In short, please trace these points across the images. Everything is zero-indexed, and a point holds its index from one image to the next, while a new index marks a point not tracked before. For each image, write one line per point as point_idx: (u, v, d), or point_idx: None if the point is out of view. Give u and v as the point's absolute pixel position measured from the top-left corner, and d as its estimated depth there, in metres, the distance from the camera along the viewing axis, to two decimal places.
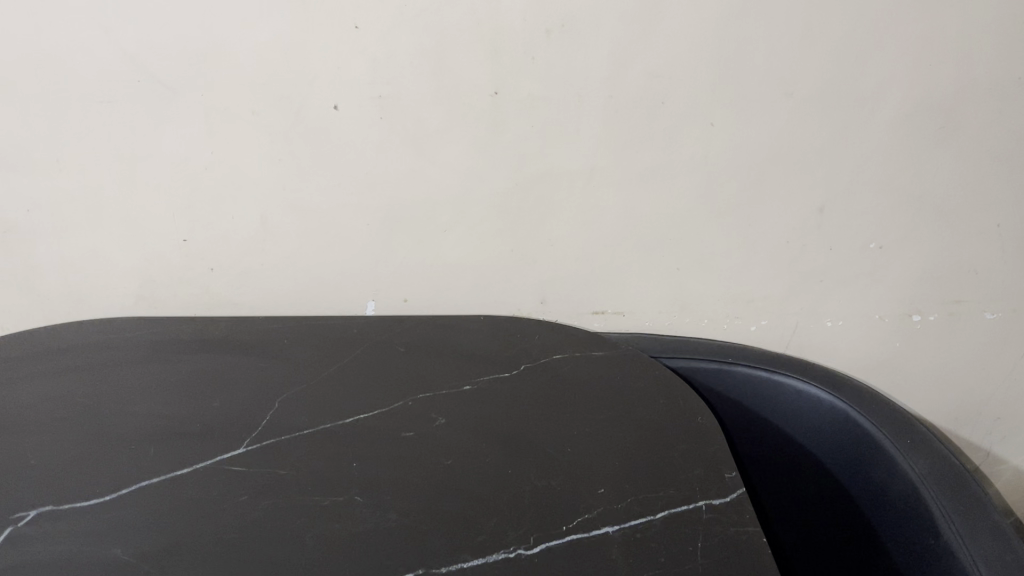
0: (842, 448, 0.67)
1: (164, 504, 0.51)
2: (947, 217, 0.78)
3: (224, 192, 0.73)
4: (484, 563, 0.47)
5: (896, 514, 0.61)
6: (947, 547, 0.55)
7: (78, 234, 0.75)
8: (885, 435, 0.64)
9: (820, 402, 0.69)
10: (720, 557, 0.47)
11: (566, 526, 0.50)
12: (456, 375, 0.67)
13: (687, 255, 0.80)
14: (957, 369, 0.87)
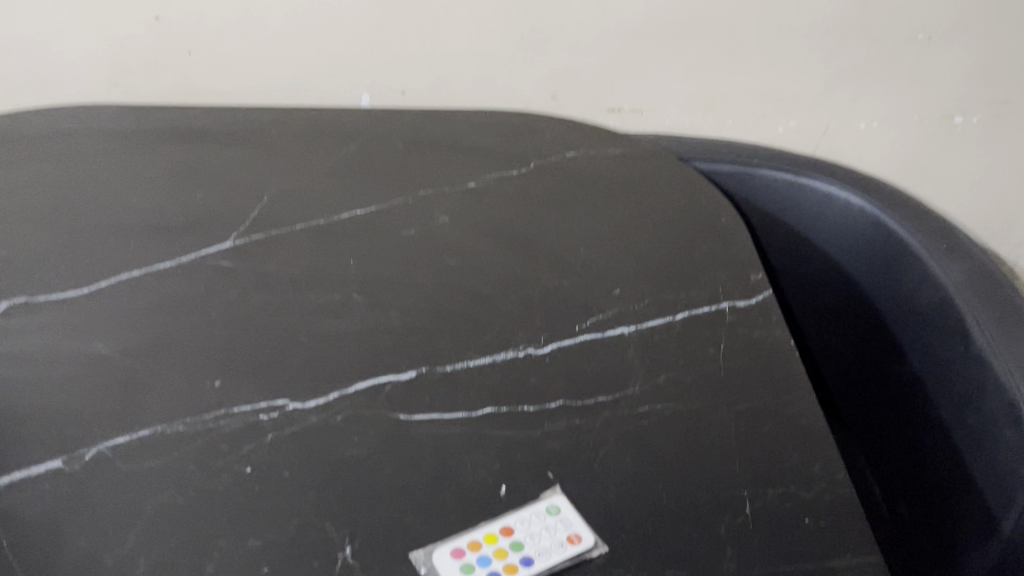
0: (869, 257, 0.63)
1: (145, 299, 0.48)
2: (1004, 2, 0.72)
3: None
4: (490, 363, 0.44)
5: (920, 319, 0.58)
6: (977, 354, 0.52)
7: (37, 9, 0.67)
8: (920, 240, 0.59)
9: (850, 207, 0.64)
10: (743, 359, 0.44)
11: (579, 327, 0.46)
12: (461, 170, 0.62)
13: (717, 43, 0.73)
14: (994, 178, 0.82)
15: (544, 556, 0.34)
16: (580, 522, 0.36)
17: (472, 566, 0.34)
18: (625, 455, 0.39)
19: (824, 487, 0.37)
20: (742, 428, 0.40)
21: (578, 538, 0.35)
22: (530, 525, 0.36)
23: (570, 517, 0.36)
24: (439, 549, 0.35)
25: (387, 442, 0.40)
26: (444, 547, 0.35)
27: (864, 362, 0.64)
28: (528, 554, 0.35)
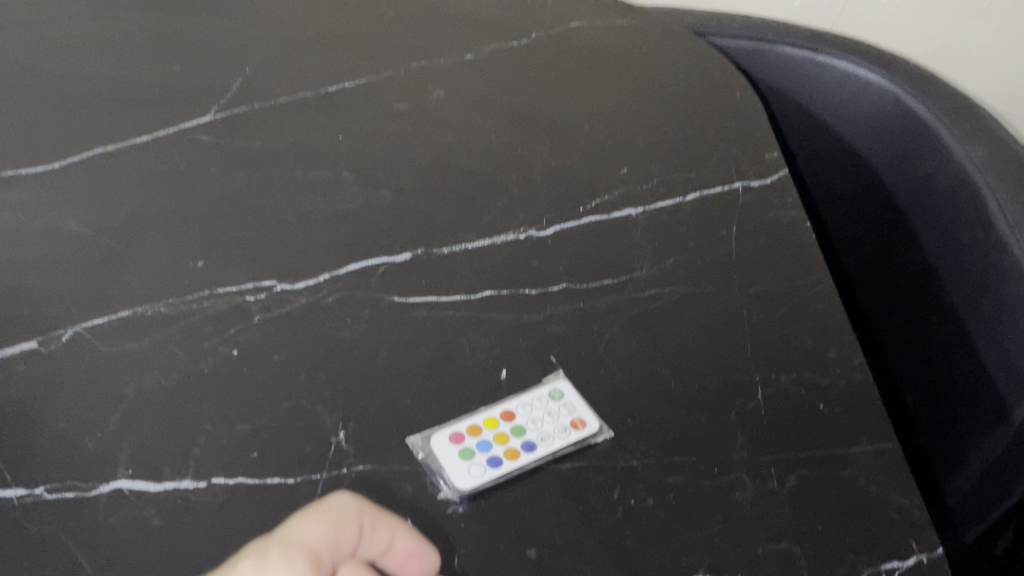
0: (887, 140, 0.58)
1: (120, 175, 0.45)
2: None
3: None
4: (490, 245, 0.41)
5: (936, 203, 0.54)
6: (999, 238, 0.48)
7: None
8: (942, 119, 0.54)
9: (869, 86, 0.59)
10: (757, 243, 0.42)
11: (584, 208, 0.43)
12: (458, 39, 0.57)
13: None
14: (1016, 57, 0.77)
15: (546, 440, 0.33)
16: (584, 406, 0.34)
17: (469, 450, 0.32)
18: (632, 340, 0.37)
19: (839, 375, 0.36)
20: (755, 314, 0.38)
21: (582, 423, 0.33)
22: (531, 409, 0.34)
23: (574, 400, 0.34)
24: (435, 433, 0.33)
25: (380, 326, 0.38)
26: (440, 431, 0.33)
27: (875, 252, 0.61)
28: (529, 439, 0.33)
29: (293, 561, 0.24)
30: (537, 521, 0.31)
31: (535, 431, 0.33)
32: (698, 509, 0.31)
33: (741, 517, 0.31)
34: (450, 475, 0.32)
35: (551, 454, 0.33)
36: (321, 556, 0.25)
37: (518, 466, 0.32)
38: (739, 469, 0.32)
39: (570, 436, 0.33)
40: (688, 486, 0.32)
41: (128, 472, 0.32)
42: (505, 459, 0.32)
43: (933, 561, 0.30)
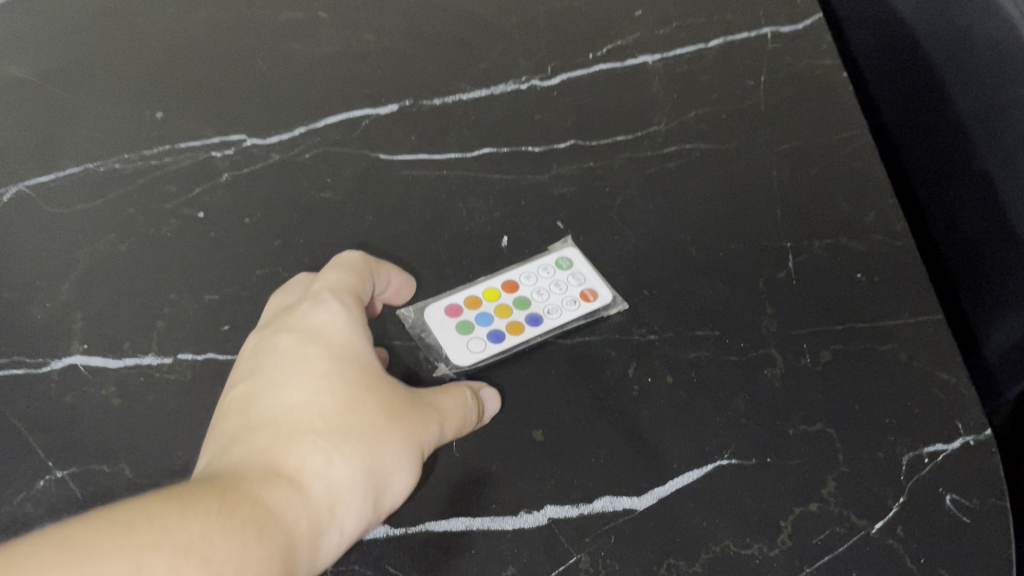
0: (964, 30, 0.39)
1: (64, 14, 0.39)
2: None
3: None
4: (488, 95, 0.36)
5: (967, 64, 0.40)
6: None
7: None
8: None
9: None
10: (789, 96, 0.37)
11: (594, 56, 0.38)
12: None
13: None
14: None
15: (554, 315, 0.29)
16: (595, 275, 0.31)
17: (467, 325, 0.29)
18: (648, 202, 0.33)
19: (879, 241, 0.32)
20: (784, 174, 0.34)
21: (593, 294, 0.30)
22: (535, 281, 0.30)
23: (584, 269, 0.31)
24: (428, 307, 0.30)
25: (366, 186, 0.33)
26: (433, 304, 0.30)
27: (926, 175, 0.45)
28: (535, 314, 0.30)
29: (343, 296, 0.26)
30: (544, 400, 0.28)
31: (541, 305, 0.30)
32: (723, 387, 0.28)
33: (769, 395, 0.28)
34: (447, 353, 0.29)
35: (560, 329, 0.29)
36: (360, 295, 0.27)
37: (523, 341, 0.29)
38: (767, 343, 0.29)
39: (581, 309, 0.30)
40: (710, 363, 0.29)
41: (83, 347, 0.28)
42: (508, 334, 0.29)
43: (980, 444, 0.27)
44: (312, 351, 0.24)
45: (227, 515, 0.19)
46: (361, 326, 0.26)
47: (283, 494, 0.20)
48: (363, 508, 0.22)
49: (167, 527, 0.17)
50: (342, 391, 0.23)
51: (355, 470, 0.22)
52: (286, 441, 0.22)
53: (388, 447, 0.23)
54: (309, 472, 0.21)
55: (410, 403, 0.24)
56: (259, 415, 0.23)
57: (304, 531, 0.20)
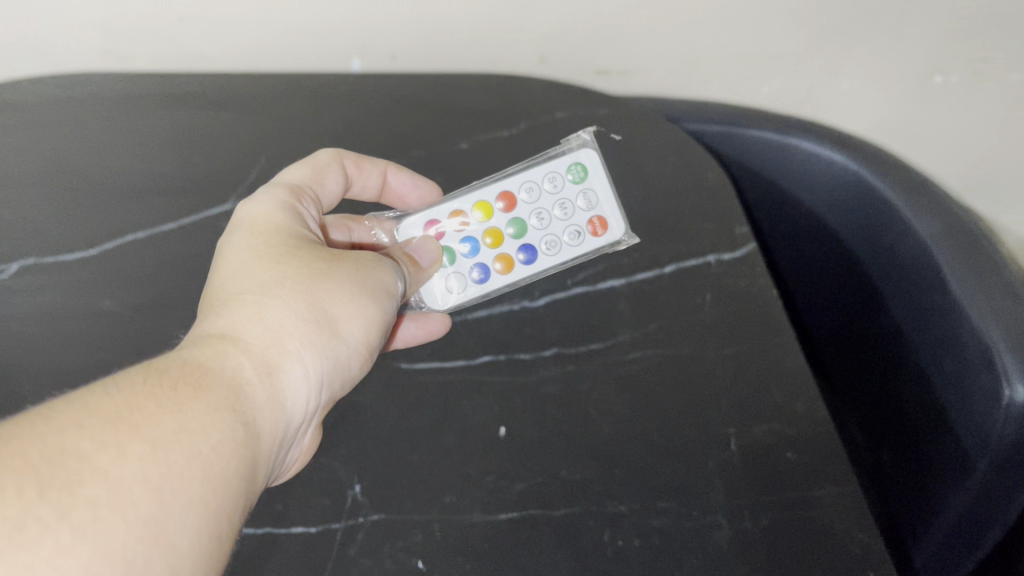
0: (904, 277, 0.58)
1: (149, 255, 0.51)
2: None
3: None
4: (488, 315, 0.46)
5: (913, 321, 0.57)
6: (948, 379, 0.54)
7: None
8: (955, 279, 0.53)
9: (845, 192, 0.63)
10: (732, 308, 0.45)
11: (572, 280, 0.48)
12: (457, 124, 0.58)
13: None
14: (986, 143, 0.78)
15: (548, 249, 0.47)
16: (611, 199, 0.48)
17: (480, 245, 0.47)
18: (619, 399, 0.42)
19: (806, 423, 0.40)
20: (727, 371, 0.42)
21: (591, 222, 0.47)
22: (546, 208, 0.48)
23: (598, 189, 0.48)
24: (421, 216, 0.48)
25: (390, 389, 0.43)
26: (429, 212, 0.47)
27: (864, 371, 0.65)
28: (531, 243, 0.47)
29: (280, 207, 0.41)
30: (539, 564, 0.37)
31: (544, 234, 0.48)
32: (682, 550, 0.37)
33: (719, 556, 0.36)
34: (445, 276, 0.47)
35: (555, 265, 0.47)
36: (299, 189, 0.44)
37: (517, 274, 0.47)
38: (717, 512, 0.37)
39: (584, 242, 0.47)
40: (673, 528, 0.37)
41: None
42: (504, 261, 0.47)
43: None
44: (249, 257, 0.38)
45: (167, 387, 0.29)
46: (290, 226, 0.41)
47: (232, 355, 0.33)
48: (309, 341, 0.36)
49: (92, 420, 0.27)
50: (277, 267, 0.37)
51: (289, 317, 0.36)
52: (236, 313, 0.35)
53: (321, 293, 0.37)
54: (255, 332, 0.34)
55: (330, 264, 0.39)
56: (222, 294, 0.36)
57: (249, 376, 0.33)
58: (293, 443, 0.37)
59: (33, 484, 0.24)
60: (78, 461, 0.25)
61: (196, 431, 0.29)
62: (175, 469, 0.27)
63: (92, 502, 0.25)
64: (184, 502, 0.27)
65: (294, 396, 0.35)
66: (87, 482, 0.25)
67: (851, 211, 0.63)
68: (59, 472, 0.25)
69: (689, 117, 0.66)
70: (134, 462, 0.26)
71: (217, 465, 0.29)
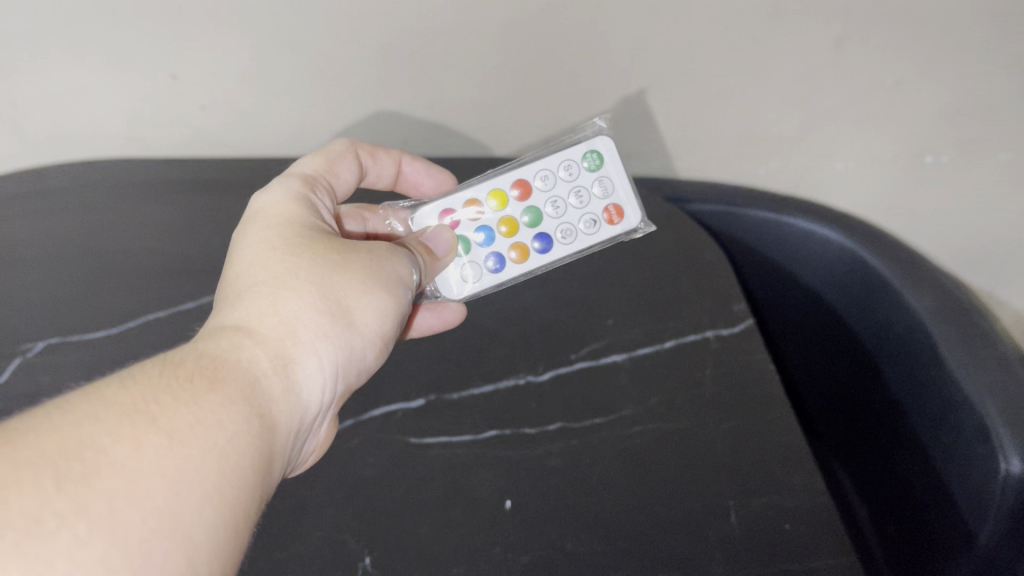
0: (899, 350, 0.60)
1: (169, 333, 0.53)
2: (988, 58, 0.66)
3: (150, 14, 0.58)
4: (493, 389, 0.48)
5: (909, 392, 0.59)
6: (948, 448, 0.55)
7: (28, 75, 0.63)
8: (949, 353, 0.55)
9: (839, 266, 0.65)
10: (730, 380, 0.47)
11: (575, 355, 0.50)
12: None
13: (732, 63, 0.67)
14: (977, 223, 0.81)
15: (564, 237, 0.51)
16: (625, 187, 0.51)
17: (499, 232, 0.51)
18: (621, 471, 0.43)
19: (804, 495, 0.41)
20: (726, 443, 0.44)
21: (607, 211, 0.51)
22: (563, 198, 0.51)
23: (613, 177, 0.51)
24: (435, 206, 0.51)
25: (401, 462, 0.45)
26: (445, 203, 0.51)
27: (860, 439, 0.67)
28: (546, 231, 0.51)
29: (295, 203, 0.44)
30: None
31: (561, 222, 0.51)
32: None
33: None
34: (463, 263, 0.51)
35: (572, 252, 0.51)
36: (311, 181, 0.47)
37: (532, 262, 0.51)
38: None
39: (599, 230, 0.51)
40: None
41: None
42: (521, 249, 0.51)
43: None
44: (265, 251, 0.40)
45: (183, 379, 0.31)
46: (304, 220, 0.43)
47: (248, 344, 0.34)
48: (322, 327, 0.37)
49: (108, 414, 0.27)
50: (292, 259, 0.39)
51: (303, 305, 0.37)
52: (253, 302, 0.37)
53: (335, 282, 0.39)
54: (271, 323, 0.36)
55: (344, 258, 0.41)
56: (240, 285, 0.38)
57: (265, 366, 0.34)
58: (308, 432, 0.39)
59: (49, 478, 0.25)
60: (93, 455, 0.26)
61: (212, 424, 0.30)
62: (192, 462, 0.28)
63: (107, 496, 0.25)
64: (201, 496, 0.28)
65: (311, 382, 0.37)
66: (103, 474, 0.26)
67: (847, 288, 0.65)
68: (76, 465, 0.26)
69: (684, 198, 0.68)
70: (151, 453, 0.27)
71: (234, 459, 0.30)
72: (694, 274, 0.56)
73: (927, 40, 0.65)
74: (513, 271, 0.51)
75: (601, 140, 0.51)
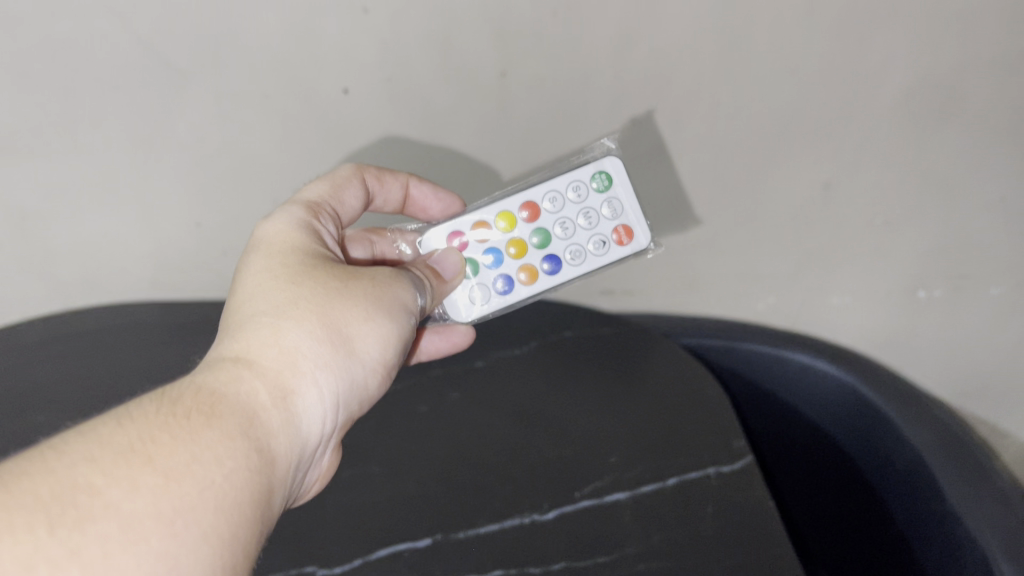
0: (900, 480, 0.61)
1: None
2: (967, 200, 0.70)
3: (183, 169, 0.64)
4: (499, 528, 0.49)
5: (913, 524, 0.59)
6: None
7: (64, 228, 0.67)
8: (950, 486, 0.56)
9: (838, 397, 0.67)
10: (730, 519, 0.49)
11: (579, 493, 0.51)
12: (468, 351, 0.65)
13: (727, 206, 0.71)
14: (973, 355, 0.83)
15: (573, 258, 0.57)
16: (633, 207, 0.57)
17: (510, 252, 0.57)
18: None
19: None
20: None
21: (616, 233, 0.56)
22: (571, 219, 0.56)
23: (621, 198, 0.56)
24: (447, 228, 0.57)
25: None
26: (455, 227, 0.57)
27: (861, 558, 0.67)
28: (554, 253, 0.57)
29: (298, 232, 0.47)
30: None
31: (569, 243, 0.57)
32: None
33: None
34: (473, 285, 0.57)
35: (579, 272, 0.57)
36: (316, 209, 0.50)
37: (542, 282, 0.57)
38: None
39: (608, 251, 0.56)
40: None
41: None
42: (529, 271, 0.57)
43: None
44: (266, 281, 0.42)
45: (179, 415, 0.32)
46: (305, 249, 0.46)
47: (247, 374, 0.36)
48: (322, 355, 0.40)
49: (104, 455, 0.29)
50: (294, 289, 0.42)
51: (303, 335, 0.39)
52: (254, 331, 0.39)
53: (335, 310, 0.41)
54: (270, 354, 0.38)
55: (345, 287, 0.43)
56: (241, 314, 0.41)
57: (262, 397, 0.36)
58: (309, 462, 0.41)
59: (46, 522, 0.26)
60: (91, 497, 0.27)
61: (207, 459, 0.31)
62: (187, 501, 0.29)
63: (105, 538, 0.27)
64: (195, 536, 0.29)
65: (311, 408, 0.39)
66: (98, 514, 0.27)
67: (847, 419, 0.66)
68: (71, 510, 0.27)
69: (683, 332, 0.71)
70: (148, 493, 0.28)
71: (227, 494, 0.31)
72: (695, 413, 0.57)
73: (910, 185, 0.69)
74: (522, 290, 0.57)
75: (609, 162, 0.55)
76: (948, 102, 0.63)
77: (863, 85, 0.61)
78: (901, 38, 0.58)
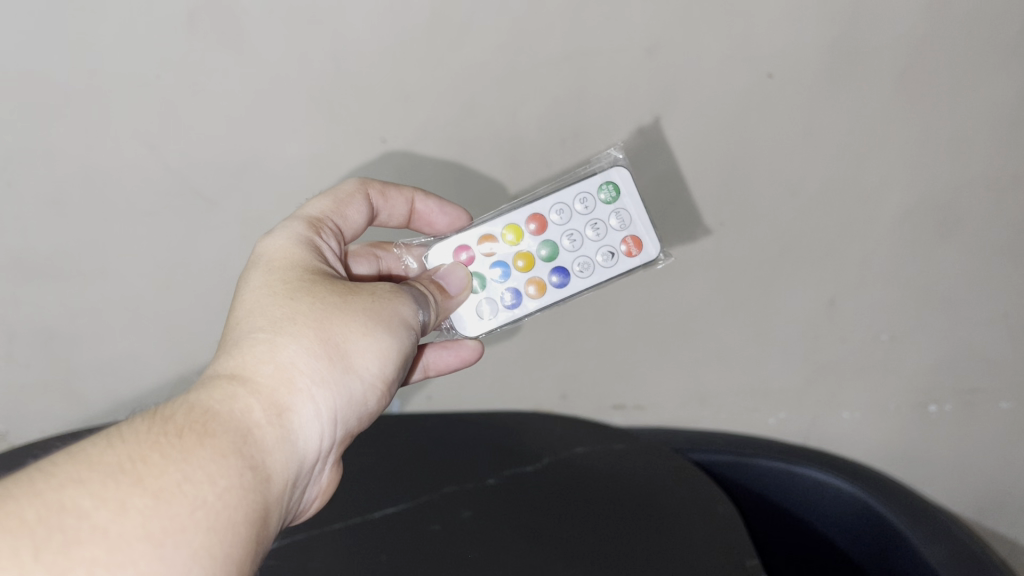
0: None
1: None
2: (970, 314, 0.72)
3: (208, 289, 0.66)
4: None
5: None
6: None
7: (90, 346, 0.69)
8: None
9: (853, 514, 0.66)
10: None
11: None
12: (479, 467, 0.66)
13: (733, 322, 0.73)
14: (988, 472, 0.82)
15: (582, 270, 0.56)
16: (642, 217, 0.56)
17: (517, 265, 0.57)
18: None
19: None
20: None
21: (627, 245, 0.56)
22: (579, 231, 0.56)
23: (629, 208, 0.56)
24: (455, 242, 0.57)
25: None
26: (463, 240, 0.56)
27: None
28: (562, 265, 0.57)
29: (299, 248, 0.47)
30: None
31: (577, 255, 0.57)
32: None
33: None
34: (480, 298, 0.57)
35: (589, 284, 0.56)
36: (317, 223, 0.50)
37: (551, 294, 0.57)
38: None
39: (619, 261, 0.56)
40: None
41: None
42: (537, 285, 0.57)
43: None
44: (264, 298, 0.42)
45: (168, 432, 0.32)
46: (304, 264, 0.46)
47: (240, 392, 0.36)
48: (318, 370, 0.39)
49: (93, 477, 0.29)
50: (292, 304, 0.41)
51: (298, 350, 0.39)
52: (251, 347, 0.39)
53: (333, 325, 0.41)
54: (265, 371, 0.38)
55: (346, 301, 0.43)
56: (240, 329, 0.41)
57: (255, 414, 0.36)
58: (307, 481, 0.40)
59: (29, 545, 0.26)
60: (77, 519, 0.27)
61: (197, 478, 0.31)
62: (178, 523, 0.29)
63: (90, 561, 0.26)
64: (185, 559, 0.29)
65: (307, 423, 0.38)
66: (82, 536, 0.27)
67: (862, 536, 0.66)
68: (56, 534, 0.27)
69: (695, 449, 0.71)
70: (137, 514, 0.28)
71: (217, 514, 0.31)
72: (708, 531, 0.58)
73: (914, 301, 0.71)
74: (531, 303, 0.57)
75: (616, 172, 0.55)
76: (945, 220, 0.65)
77: (860, 204, 0.64)
78: (894, 160, 0.61)
